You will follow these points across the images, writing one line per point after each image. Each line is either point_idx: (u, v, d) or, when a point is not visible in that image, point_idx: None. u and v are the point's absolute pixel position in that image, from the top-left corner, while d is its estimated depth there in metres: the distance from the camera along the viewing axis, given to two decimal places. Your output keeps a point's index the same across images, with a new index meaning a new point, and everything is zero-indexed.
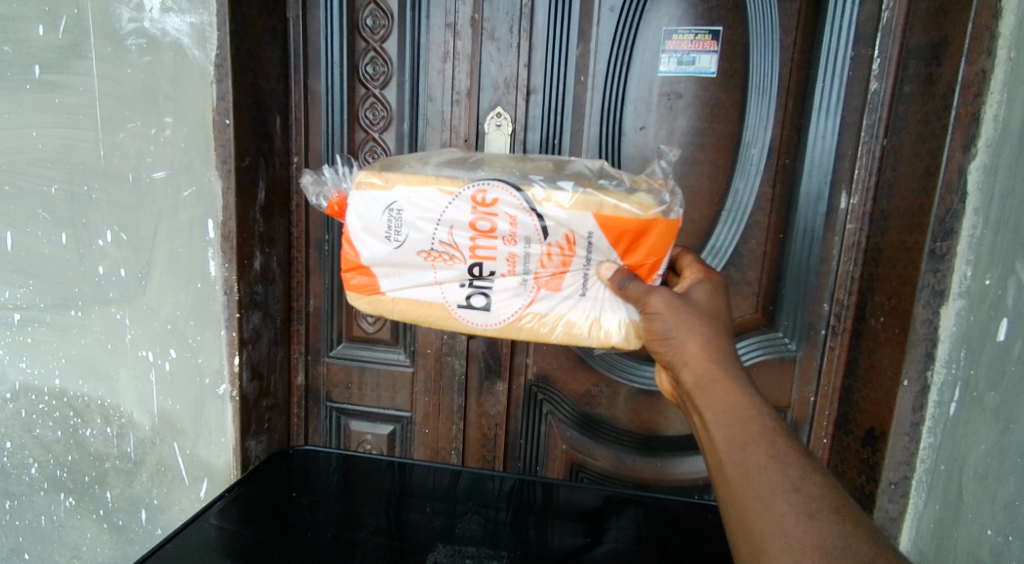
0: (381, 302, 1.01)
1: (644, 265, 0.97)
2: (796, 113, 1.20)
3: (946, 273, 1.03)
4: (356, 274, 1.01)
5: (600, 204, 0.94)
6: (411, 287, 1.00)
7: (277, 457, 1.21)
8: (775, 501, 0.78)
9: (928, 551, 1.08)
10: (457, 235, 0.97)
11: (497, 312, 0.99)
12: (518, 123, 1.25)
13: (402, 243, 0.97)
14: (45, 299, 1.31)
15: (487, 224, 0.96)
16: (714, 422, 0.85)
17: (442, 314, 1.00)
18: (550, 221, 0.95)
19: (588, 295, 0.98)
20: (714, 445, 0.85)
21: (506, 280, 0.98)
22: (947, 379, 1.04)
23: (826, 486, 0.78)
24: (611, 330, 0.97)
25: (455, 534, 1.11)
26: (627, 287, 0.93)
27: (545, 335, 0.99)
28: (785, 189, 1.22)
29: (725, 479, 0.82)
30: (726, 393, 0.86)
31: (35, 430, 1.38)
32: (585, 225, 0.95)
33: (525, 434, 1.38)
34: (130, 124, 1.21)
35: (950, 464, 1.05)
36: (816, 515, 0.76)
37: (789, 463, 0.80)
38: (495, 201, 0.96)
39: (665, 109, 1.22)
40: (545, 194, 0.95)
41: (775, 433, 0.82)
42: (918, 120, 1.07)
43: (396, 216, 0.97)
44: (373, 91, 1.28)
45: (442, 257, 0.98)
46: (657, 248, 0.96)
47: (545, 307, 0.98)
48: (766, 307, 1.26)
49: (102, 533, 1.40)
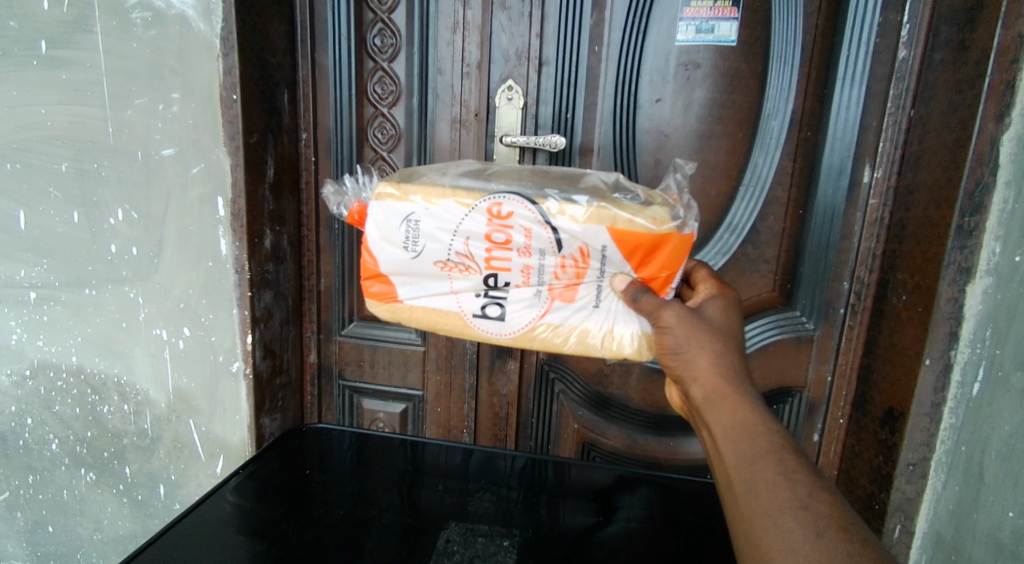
0: (398, 309, 1.01)
1: (657, 278, 0.96)
2: (819, 84, 1.16)
3: (973, 250, 1.00)
4: (374, 283, 1.00)
5: (614, 218, 0.94)
6: (428, 295, 1.00)
7: (289, 435, 1.19)
8: (783, 518, 0.77)
9: (945, 533, 1.06)
10: (473, 247, 0.96)
11: (512, 322, 0.99)
12: (530, 96, 1.22)
13: (420, 253, 0.97)
14: (60, 277, 1.31)
15: (502, 236, 0.96)
16: (722, 437, 0.85)
17: (458, 323, 1.00)
18: (565, 234, 0.95)
19: (602, 307, 0.98)
20: (722, 461, 0.84)
21: (520, 291, 0.98)
22: (971, 358, 1.01)
23: (835, 504, 0.77)
24: (623, 341, 0.97)
25: (468, 511, 1.10)
26: (640, 300, 0.93)
27: (559, 344, 0.99)
28: (806, 162, 1.18)
29: (734, 495, 0.81)
30: (735, 410, 0.86)
31: (54, 407, 1.39)
32: (599, 239, 0.95)
33: (537, 414, 1.37)
34: (139, 100, 1.19)
35: (972, 445, 1.03)
36: (824, 532, 0.75)
37: (797, 480, 0.79)
38: (510, 214, 0.95)
39: (683, 80, 1.19)
40: (559, 207, 0.95)
41: (784, 450, 0.82)
42: (948, 90, 1.03)
43: (413, 227, 0.96)
44: (381, 64, 1.25)
45: (458, 268, 0.97)
46: (671, 262, 0.95)
47: (559, 318, 0.98)
48: (784, 285, 1.23)
49: (122, 507, 1.42)
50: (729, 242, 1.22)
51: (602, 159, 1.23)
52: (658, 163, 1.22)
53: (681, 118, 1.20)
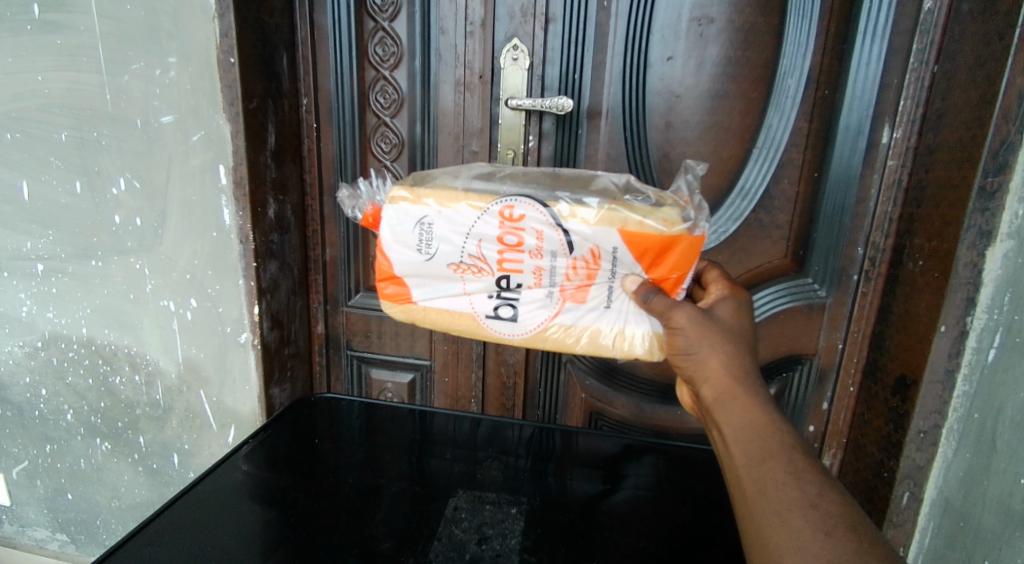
0: (413, 310, 1.00)
1: (669, 279, 0.94)
2: (838, 38, 1.11)
3: (996, 212, 0.97)
4: (389, 284, 0.99)
5: (625, 220, 0.93)
6: (442, 297, 0.98)
7: (299, 404, 1.19)
8: (791, 516, 0.78)
9: (954, 500, 1.04)
10: (485, 249, 0.95)
11: (524, 323, 0.97)
12: (537, 56, 1.18)
13: (433, 256, 0.96)
14: (66, 249, 1.30)
15: (514, 239, 0.94)
16: (733, 438, 0.85)
17: (471, 324, 0.98)
18: (576, 236, 0.93)
19: (613, 307, 0.96)
20: (732, 461, 0.84)
21: (532, 292, 0.96)
22: (988, 325, 0.99)
23: (843, 504, 0.78)
24: (635, 341, 0.95)
25: (477, 479, 1.10)
26: (651, 301, 0.92)
27: (571, 345, 0.97)
28: (823, 122, 1.14)
29: (744, 495, 0.82)
30: (746, 410, 0.86)
31: (67, 377, 1.39)
32: (610, 241, 0.93)
33: (544, 383, 1.36)
34: (135, 66, 1.17)
35: (985, 413, 1.00)
36: (833, 532, 0.76)
37: (806, 480, 0.79)
38: (522, 217, 0.94)
39: (696, 36, 1.14)
40: (570, 210, 0.93)
41: (793, 450, 0.82)
42: (975, 42, 1.00)
43: (427, 230, 0.95)
44: (381, 23, 1.21)
45: (471, 269, 0.96)
46: (681, 263, 0.94)
47: (571, 319, 0.96)
48: (796, 252, 1.20)
49: (138, 476, 1.43)
50: (741, 208, 1.19)
51: (611, 122, 1.19)
52: (668, 124, 1.18)
53: (694, 76, 1.16)
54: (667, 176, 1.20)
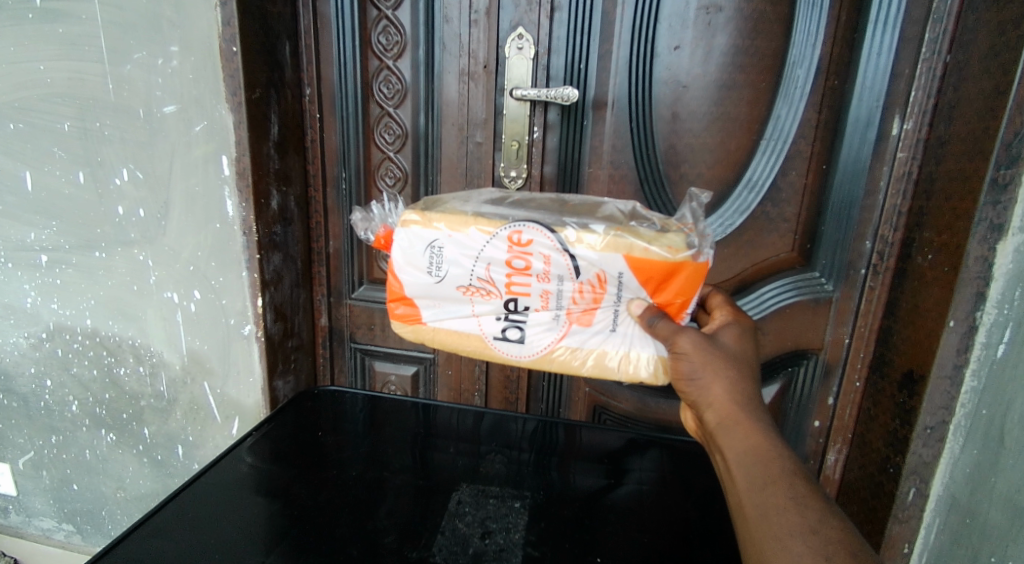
0: (423, 331, 0.99)
1: (673, 304, 0.93)
2: (849, 27, 1.09)
3: (1007, 206, 0.95)
4: (399, 304, 0.98)
5: (631, 246, 0.91)
6: (451, 318, 0.97)
7: (302, 397, 1.20)
8: (792, 542, 0.77)
9: (960, 497, 1.03)
10: (494, 272, 0.94)
11: (531, 345, 0.96)
12: (542, 45, 1.17)
13: (443, 278, 0.95)
14: (69, 240, 1.29)
15: (522, 263, 0.93)
16: (735, 463, 0.85)
17: (478, 345, 0.97)
18: (582, 261, 0.92)
19: (619, 331, 0.94)
20: (734, 486, 0.84)
21: (539, 315, 0.95)
22: (997, 320, 0.97)
23: (844, 531, 0.77)
24: (640, 365, 0.94)
25: (480, 472, 1.09)
26: (656, 325, 0.90)
27: (577, 368, 0.96)
28: (832, 113, 1.13)
29: (745, 519, 0.81)
30: (749, 435, 0.85)
31: (72, 369, 1.39)
32: (615, 266, 0.92)
33: (548, 377, 1.35)
34: (137, 55, 1.16)
35: (993, 409, 0.98)
36: (833, 559, 0.75)
37: (808, 506, 0.79)
38: (530, 241, 0.93)
39: (703, 25, 1.13)
40: (577, 235, 0.92)
41: (795, 475, 0.82)
42: (990, 31, 0.98)
43: (437, 253, 0.94)
44: (384, 13, 1.20)
45: (480, 292, 0.95)
46: (686, 289, 0.92)
47: (578, 341, 0.95)
48: (803, 245, 1.19)
49: (143, 467, 1.43)
50: (748, 200, 1.18)
51: (617, 114, 1.18)
52: (675, 114, 1.17)
53: (701, 65, 1.15)
54: (673, 168, 1.19)
